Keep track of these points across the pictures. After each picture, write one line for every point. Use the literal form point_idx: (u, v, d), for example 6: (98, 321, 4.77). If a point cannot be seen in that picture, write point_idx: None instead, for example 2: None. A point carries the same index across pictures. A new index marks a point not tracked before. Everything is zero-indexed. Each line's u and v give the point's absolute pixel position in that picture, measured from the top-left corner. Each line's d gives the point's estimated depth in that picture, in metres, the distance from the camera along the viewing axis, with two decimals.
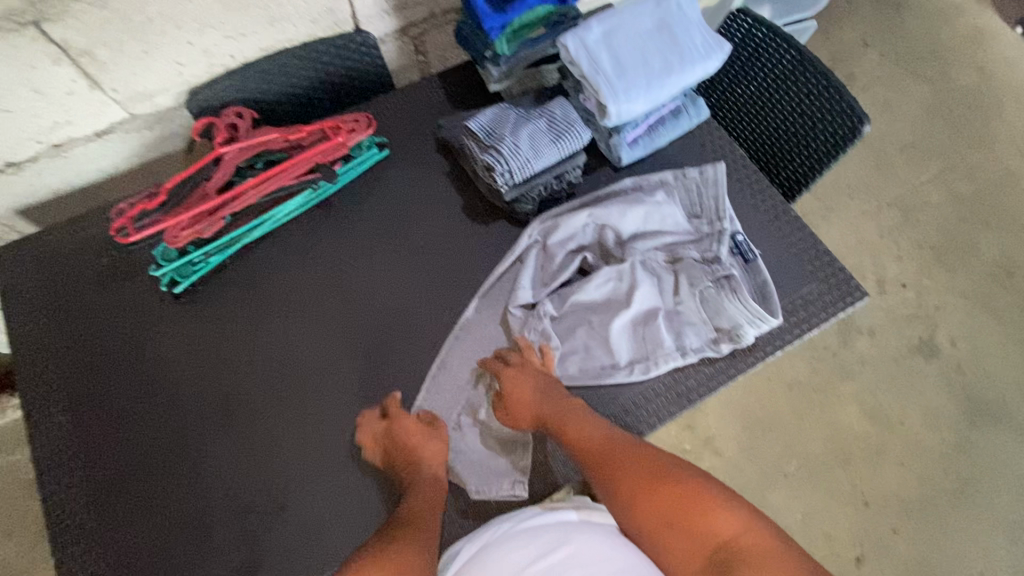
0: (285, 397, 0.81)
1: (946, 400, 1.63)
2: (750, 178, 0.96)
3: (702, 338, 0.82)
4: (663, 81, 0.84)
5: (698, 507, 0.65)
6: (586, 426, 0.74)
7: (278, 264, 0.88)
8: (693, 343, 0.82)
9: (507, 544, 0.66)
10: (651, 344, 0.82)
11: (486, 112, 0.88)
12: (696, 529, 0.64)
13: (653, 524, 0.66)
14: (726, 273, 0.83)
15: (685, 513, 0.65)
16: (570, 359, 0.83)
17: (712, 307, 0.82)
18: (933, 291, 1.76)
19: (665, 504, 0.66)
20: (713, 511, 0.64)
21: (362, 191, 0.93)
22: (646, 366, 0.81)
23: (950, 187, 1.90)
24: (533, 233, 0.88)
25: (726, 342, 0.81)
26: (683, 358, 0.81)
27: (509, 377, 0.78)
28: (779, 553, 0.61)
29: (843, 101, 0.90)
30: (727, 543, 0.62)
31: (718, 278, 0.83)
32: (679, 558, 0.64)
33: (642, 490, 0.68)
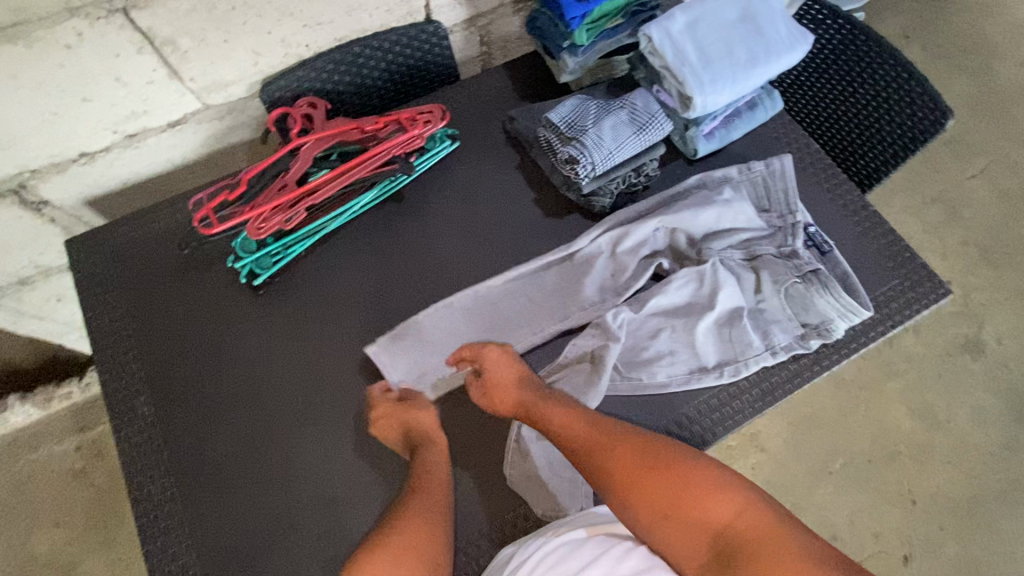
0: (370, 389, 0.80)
1: (994, 398, 1.61)
2: (827, 172, 0.94)
3: (790, 334, 0.82)
4: (748, 74, 0.83)
5: (692, 494, 0.65)
6: (568, 412, 0.74)
7: (353, 258, 0.87)
8: (781, 341, 0.81)
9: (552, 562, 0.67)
10: (739, 346, 0.81)
11: (565, 104, 0.86)
12: (693, 514, 0.64)
13: (653, 517, 0.66)
14: (813, 268, 0.81)
15: (679, 501, 0.65)
16: (651, 368, 0.81)
17: (800, 303, 0.82)
18: (980, 288, 1.74)
19: (661, 494, 0.66)
20: (708, 495, 0.65)
21: (435, 184, 0.93)
22: (735, 368, 0.81)
23: (996, 182, 1.88)
24: (601, 240, 0.85)
25: (814, 337, 0.81)
26: (773, 357, 0.81)
27: (489, 360, 0.78)
28: (775, 531, 0.62)
29: (925, 94, 0.88)
30: (724, 527, 0.63)
31: (804, 272, 0.82)
32: (681, 548, 0.64)
33: (637, 482, 0.67)
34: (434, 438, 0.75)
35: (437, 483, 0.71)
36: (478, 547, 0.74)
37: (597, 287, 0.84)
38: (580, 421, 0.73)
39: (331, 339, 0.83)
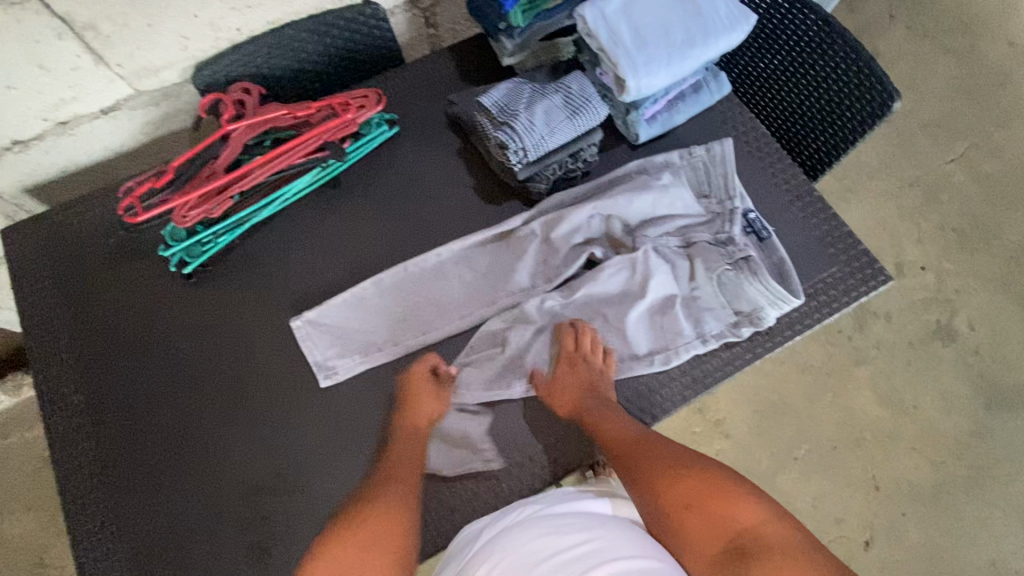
0: (297, 377, 0.79)
1: (963, 384, 1.60)
2: (773, 157, 0.92)
3: (722, 322, 0.82)
4: (684, 55, 0.81)
5: (721, 497, 0.67)
6: (623, 426, 0.76)
7: (287, 246, 0.87)
8: (715, 330, 0.82)
9: (539, 528, 0.67)
10: (670, 334, 0.81)
11: (498, 88, 0.84)
12: (717, 515, 0.66)
13: (676, 510, 0.67)
14: (744, 254, 0.81)
15: (706, 496, 0.67)
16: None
17: (733, 292, 0.82)
18: (954, 274, 1.72)
19: (689, 491, 0.68)
20: (737, 500, 0.66)
21: (372, 170, 0.91)
22: (665, 356, 0.81)
23: (976, 166, 1.85)
24: (533, 226, 0.85)
25: (746, 325, 0.81)
26: (704, 345, 0.81)
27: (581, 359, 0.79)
28: (796, 543, 0.63)
29: (872, 75, 0.86)
30: (748, 531, 0.64)
31: (735, 259, 0.81)
32: (696, 542, 0.65)
33: (668, 478, 0.70)
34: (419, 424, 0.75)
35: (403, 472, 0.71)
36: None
37: (528, 276, 0.84)
38: (627, 429, 0.76)
39: (260, 327, 0.82)
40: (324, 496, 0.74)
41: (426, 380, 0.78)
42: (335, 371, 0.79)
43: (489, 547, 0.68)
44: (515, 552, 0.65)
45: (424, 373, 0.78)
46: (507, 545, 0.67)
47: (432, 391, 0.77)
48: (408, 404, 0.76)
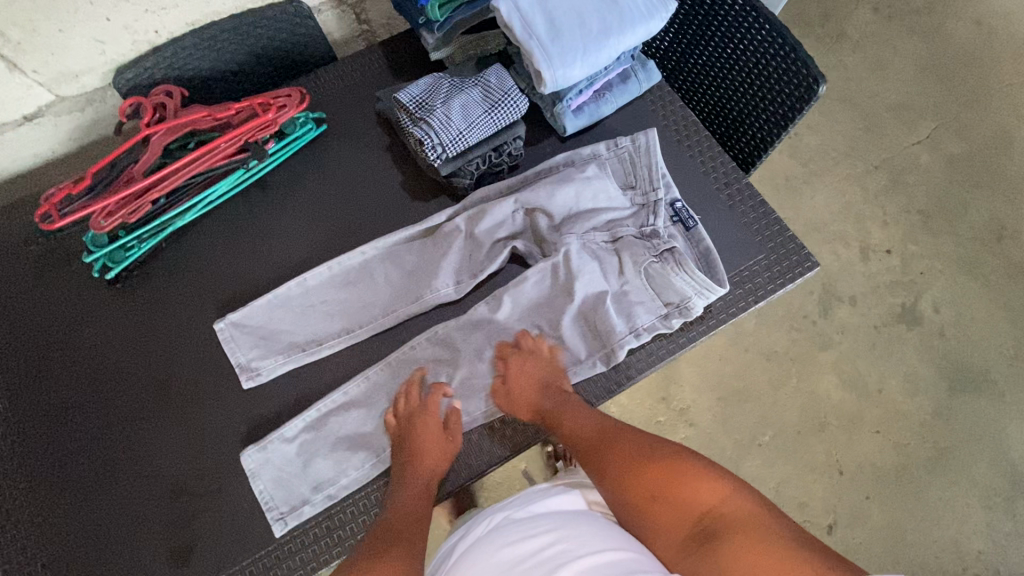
0: (221, 380, 0.80)
1: (927, 366, 1.60)
2: (702, 145, 0.92)
3: (653, 315, 0.82)
4: (601, 45, 0.80)
5: (684, 481, 0.65)
6: (581, 416, 0.76)
7: (214, 249, 0.87)
8: (644, 325, 0.81)
9: (503, 538, 0.67)
10: (604, 333, 0.81)
11: (417, 82, 0.84)
12: (682, 500, 0.64)
13: (643, 500, 0.66)
14: (668, 247, 0.81)
15: (667, 483, 0.65)
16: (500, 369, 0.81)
17: (659, 284, 0.82)
18: (919, 257, 1.71)
19: (653, 479, 0.66)
20: (700, 482, 0.64)
21: (299, 169, 0.91)
22: (606, 356, 0.81)
23: (941, 147, 1.84)
24: (458, 221, 0.84)
25: (676, 317, 0.81)
26: (637, 340, 0.81)
27: (521, 363, 0.78)
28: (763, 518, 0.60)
29: (797, 61, 0.84)
30: (713, 512, 0.61)
31: (660, 252, 0.82)
32: (665, 531, 0.63)
33: (630, 469, 0.68)
34: (429, 475, 0.73)
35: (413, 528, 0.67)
36: (302, 541, 0.74)
37: (454, 277, 0.84)
38: (592, 424, 0.75)
39: (186, 331, 0.82)
40: (248, 497, 0.75)
41: (439, 429, 0.75)
42: (257, 372, 0.79)
43: (462, 559, 0.68)
44: (484, 561, 0.65)
45: (436, 424, 0.75)
46: (474, 560, 0.66)
47: (447, 443, 0.75)
48: (421, 455, 0.73)
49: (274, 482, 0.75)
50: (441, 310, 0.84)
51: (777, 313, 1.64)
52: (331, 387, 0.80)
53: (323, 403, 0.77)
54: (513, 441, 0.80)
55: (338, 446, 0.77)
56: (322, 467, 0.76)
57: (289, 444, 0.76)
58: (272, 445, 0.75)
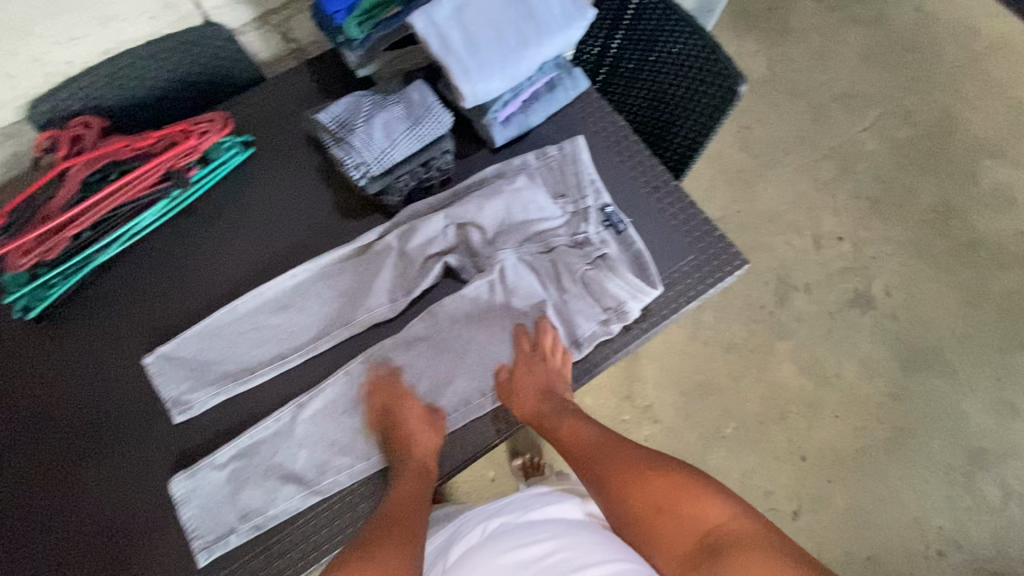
0: (152, 414, 0.78)
1: (882, 349, 1.64)
2: (631, 149, 0.93)
3: (591, 323, 0.82)
4: (519, 57, 0.80)
5: (688, 497, 0.65)
6: (580, 428, 0.79)
7: (141, 280, 0.85)
8: (585, 333, 0.82)
9: (506, 543, 0.69)
10: None
11: (339, 102, 0.83)
12: (686, 515, 0.64)
13: (648, 513, 0.66)
14: (600, 253, 0.83)
15: (674, 499, 0.66)
16: (437, 386, 0.80)
17: (596, 290, 0.82)
18: (870, 242, 1.75)
19: (657, 491, 0.67)
20: (704, 497, 0.65)
21: (227, 194, 0.90)
22: None
23: (887, 133, 1.88)
24: (389, 239, 0.84)
25: (614, 322, 0.82)
26: (575, 350, 0.81)
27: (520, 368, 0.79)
28: (768, 537, 0.61)
29: (717, 62, 0.87)
30: (717, 528, 0.62)
31: (593, 259, 0.83)
32: (668, 545, 0.64)
33: (634, 481, 0.69)
34: (421, 461, 0.74)
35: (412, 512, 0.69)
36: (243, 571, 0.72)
37: (388, 295, 0.83)
38: (595, 433, 0.78)
39: (114, 366, 0.80)
40: (183, 533, 0.73)
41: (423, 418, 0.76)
42: (190, 406, 0.77)
43: (465, 560, 0.71)
44: (486, 565, 0.68)
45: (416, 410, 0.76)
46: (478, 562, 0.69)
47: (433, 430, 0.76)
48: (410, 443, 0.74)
49: (203, 509, 0.73)
50: (376, 329, 0.83)
51: (735, 305, 1.67)
52: (266, 414, 0.78)
53: (255, 430, 0.76)
54: (451, 460, 0.77)
55: (269, 475, 0.75)
56: (251, 495, 0.74)
57: (219, 471, 0.75)
58: (202, 472, 0.74)
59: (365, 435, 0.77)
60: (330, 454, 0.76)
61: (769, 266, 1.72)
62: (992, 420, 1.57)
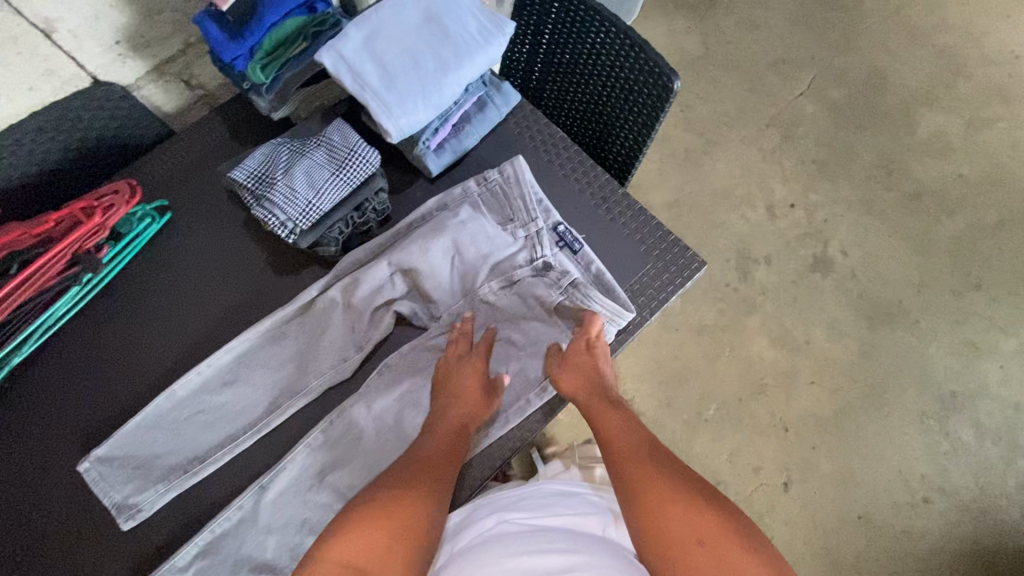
0: (99, 524, 0.71)
1: (846, 309, 1.67)
2: (573, 161, 0.89)
3: None
4: (441, 84, 0.75)
5: (733, 547, 0.57)
6: (630, 429, 0.72)
7: (63, 377, 0.77)
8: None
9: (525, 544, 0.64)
10: (518, 386, 0.79)
11: (253, 156, 0.76)
12: (729, 566, 0.55)
13: (684, 545, 0.58)
14: (568, 282, 0.80)
15: (721, 541, 0.57)
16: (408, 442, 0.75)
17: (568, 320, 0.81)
18: (821, 205, 1.77)
19: (700, 526, 0.58)
20: (752, 559, 0.56)
21: (149, 267, 0.83)
22: (519, 407, 0.78)
23: (823, 94, 1.90)
24: (331, 294, 0.79)
25: None
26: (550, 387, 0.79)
27: (574, 351, 0.77)
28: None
29: (646, 62, 0.83)
30: None
31: (561, 289, 0.80)
32: None
33: (682, 505, 0.61)
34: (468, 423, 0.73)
35: (436, 470, 0.67)
36: None
37: (340, 355, 0.78)
38: (633, 429, 0.71)
39: (45, 479, 0.72)
40: None
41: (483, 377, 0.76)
42: (138, 510, 0.71)
43: (473, 551, 0.65)
44: (499, 559, 0.62)
45: (483, 372, 0.76)
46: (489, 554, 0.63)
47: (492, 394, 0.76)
48: (463, 399, 0.74)
49: None
50: (335, 392, 0.78)
51: (700, 287, 1.67)
52: (226, 504, 0.72)
53: (214, 524, 0.70)
54: None
55: (239, 569, 0.69)
56: None
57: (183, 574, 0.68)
58: None
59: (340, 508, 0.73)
60: (301, 534, 0.71)
61: (729, 243, 1.72)
62: (956, 363, 1.62)
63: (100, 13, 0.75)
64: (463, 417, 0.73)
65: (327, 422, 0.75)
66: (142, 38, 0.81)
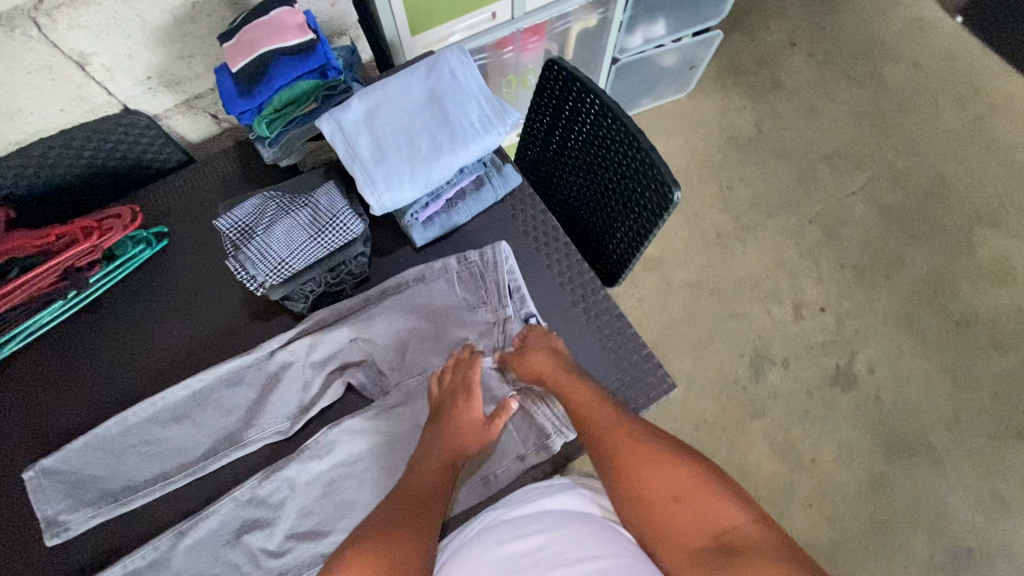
0: (26, 534, 0.74)
1: (862, 432, 1.54)
2: (561, 253, 0.87)
3: (505, 460, 0.78)
4: (430, 165, 0.75)
5: (707, 495, 0.62)
6: (593, 400, 0.72)
7: (33, 382, 0.81)
8: (500, 472, 0.78)
9: (500, 540, 0.65)
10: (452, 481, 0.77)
11: (243, 205, 0.79)
12: (705, 512, 0.61)
13: (664, 502, 0.62)
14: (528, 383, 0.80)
15: (694, 489, 0.62)
16: (331, 516, 0.75)
17: (519, 421, 0.80)
18: (854, 314, 1.66)
19: (676, 481, 0.63)
20: (723, 497, 0.61)
21: (135, 289, 0.86)
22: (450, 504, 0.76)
23: (876, 197, 1.79)
24: (288, 352, 0.79)
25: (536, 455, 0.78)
26: (487, 488, 0.77)
27: (537, 336, 0.79)
28: (783, 551, 0.57)
29: (653, 166, 0.80)
30: (731, 531, 0.59)
31: (519, 388, 0.80)
32: (675, 538, 0.60)
33: (654, 463, 0.65)
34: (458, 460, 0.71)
35: (428, 505, 0.64)
36: None
37: (284, 414, 0.79)
38: (600, 400, 0.73)
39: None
40: None
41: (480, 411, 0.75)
42: (65, 528, 0.73)
43: (458, 557, 0.65)
44: (481, 560, 0.63)
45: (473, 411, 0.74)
46: (472, 555, 0.64)
47: (484, 429, 0.74)
48: (456, 437, 0.72)
49: None
50: (273, 448, 0.79)
51: (706, 378, 1.59)
52: (146, 541, 0.73)
53: (129, 560, 0.71)
54: None
55: None
56: None
57: None
58: None
59: (247, 571, 0.72)
60: None
61: (745, 337, 1.64)
62: (978, 517, 1.46)
63: (134, 52, 0.80)
64: (452, 454, 0.71)
65: (252, 482, 0.74)
66: (174, 76, 0.87)
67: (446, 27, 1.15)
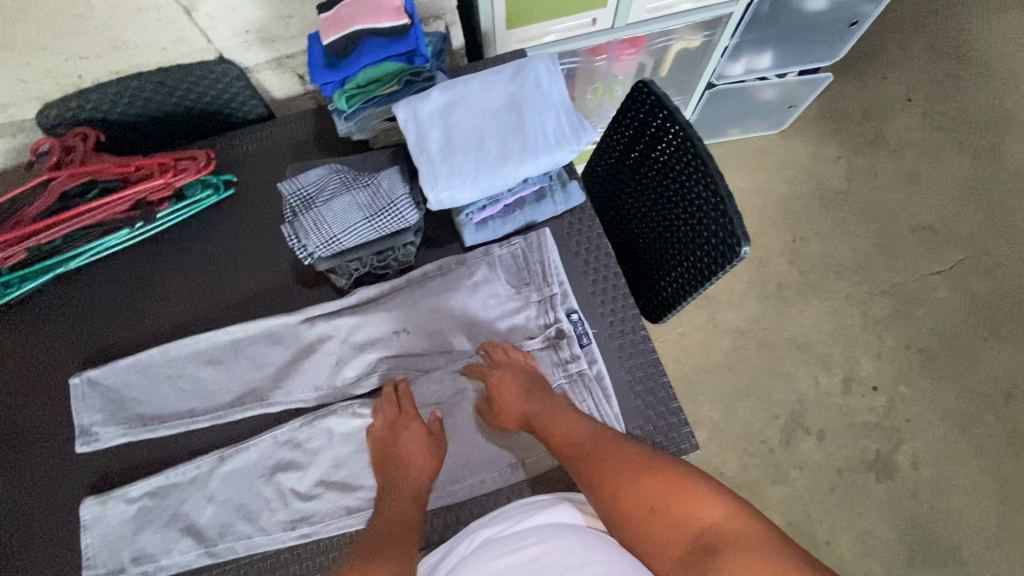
0: (59, 436, 0.79)
1: (888, 527, 1.44)
2: (609, 279, 0.84)
3: (503, 477, 0.76)
4: (494, 170, 0.73)
5: (684, 497, 0.60)
6: (570, 426, 0.71)
7: (91, 298, 0.86)
8: (516, 464, 0.76)
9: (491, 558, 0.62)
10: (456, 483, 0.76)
11: (309, 174, 0.81)
12: (683, 517, 0.59)
13: (641, 513, 0.61)
14: (580, 369, 0.79)
15: (671, 495, 0.61)
16: (361, 471, 0.76)
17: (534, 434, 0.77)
18: (909, 401, 1.54)
19: (652, 492, 0.62)
20: (701, 496, 0.60)
21: (197, 231, 0.90)
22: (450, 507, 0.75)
23: (963, 282, 1.65)
24: (326, 326, 0.81)
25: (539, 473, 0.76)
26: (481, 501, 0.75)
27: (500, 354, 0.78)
28: (768, 544, 0.55)
29: (725, 213, 0.75)
30: (711, 528, 0.57)
31: (571, 373, 0.79)
32: (657, 547, 0.59)
33: (631, 479, 0.63)
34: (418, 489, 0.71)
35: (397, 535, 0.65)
36: None
37: (312, 384, 0.80)
38: (577, 427, 0.70)
39: (43, 378, 0.82)
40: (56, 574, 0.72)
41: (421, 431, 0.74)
42: (95, 439, 0.77)
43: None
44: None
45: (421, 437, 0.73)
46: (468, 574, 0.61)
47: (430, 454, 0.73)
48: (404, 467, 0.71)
49: (101, 540, 0.72)
50: (289, 413, 0.80)
51: (732, 432, 1.53)
52: (188, 460, 0.77)
53: (170, 475, 0.75)
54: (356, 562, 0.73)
55: (172, 524, 0.73)
56: (149, 539, 0.73)
57: (129, 505, 0.74)
58: (113, 502, 0.74)
59: (275, 508, 0.74)
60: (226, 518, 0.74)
61: (784, 399, 1.55)
62: None
63: (237, 6, 0.82)
64: (413, 485, 0.71)
65: (292, 424, 0.77)
66: (270, 34, 0.89)
67: (542, 26, 1.12)
